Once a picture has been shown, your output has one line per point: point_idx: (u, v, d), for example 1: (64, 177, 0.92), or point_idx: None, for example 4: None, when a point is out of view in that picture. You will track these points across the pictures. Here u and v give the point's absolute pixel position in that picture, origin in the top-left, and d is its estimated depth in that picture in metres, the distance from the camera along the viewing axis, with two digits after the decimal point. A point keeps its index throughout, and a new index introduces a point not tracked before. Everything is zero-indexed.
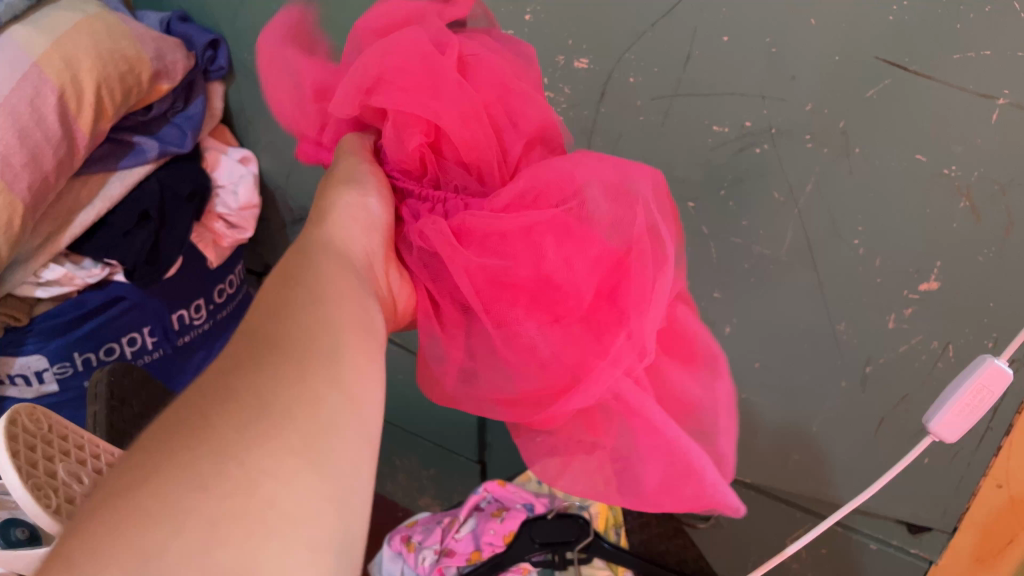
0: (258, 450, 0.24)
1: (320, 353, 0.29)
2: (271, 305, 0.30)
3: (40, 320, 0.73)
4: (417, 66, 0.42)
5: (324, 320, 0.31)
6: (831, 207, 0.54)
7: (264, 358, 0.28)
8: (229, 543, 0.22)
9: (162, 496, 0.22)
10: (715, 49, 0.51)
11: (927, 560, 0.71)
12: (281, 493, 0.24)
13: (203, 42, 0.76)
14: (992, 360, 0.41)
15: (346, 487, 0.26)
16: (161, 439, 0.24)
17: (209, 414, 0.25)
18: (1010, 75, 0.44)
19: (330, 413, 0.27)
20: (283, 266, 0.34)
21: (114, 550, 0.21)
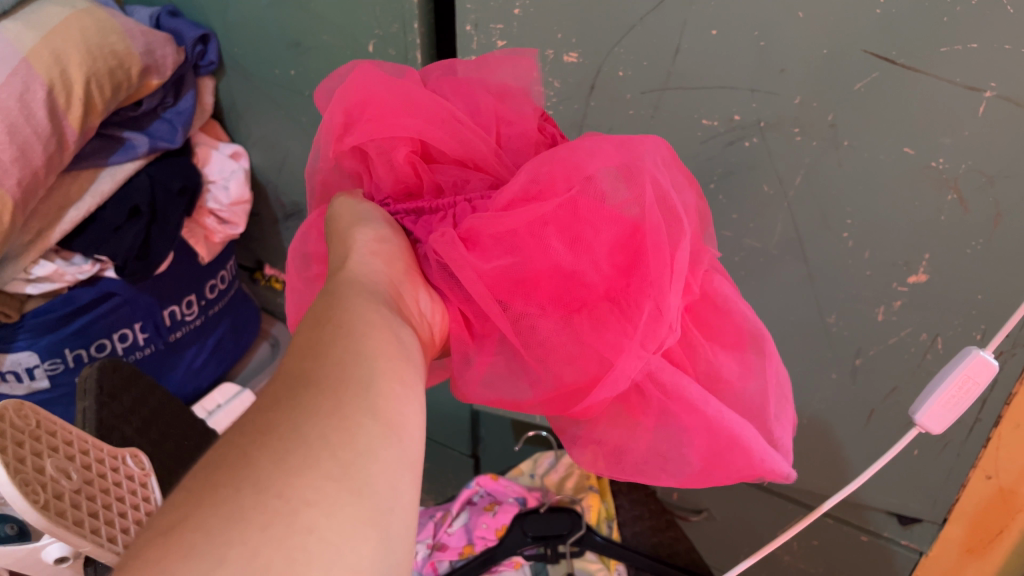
0: (296, 478, 0.23)
1: (352, 382, 0.28)
2: (297, 348, 0.29)
3: (30, 317, 0.73)
4: (379, 90, 0.43)
5: (355, 352, 0.29)
6: (821, 200, 0.55)
7: (295, 392, 0.26)
8: (274, 573, 0.21)
9: (202, 531, 0.21)
10: (705, 42, 0.52)
11: (917, 551, 0.72)
12: (323, 519, 0.23)
13: (193, 37, 0.76)
14: (978, 352, 0.42)
15: (390, 510, 0.25)
16: (198, 486, 0.23)
17: (244, 449, 0.24)
18: (997, 67, 0.44)
19: (369, 438, 0.26)
20: (312, 311, 0.32)
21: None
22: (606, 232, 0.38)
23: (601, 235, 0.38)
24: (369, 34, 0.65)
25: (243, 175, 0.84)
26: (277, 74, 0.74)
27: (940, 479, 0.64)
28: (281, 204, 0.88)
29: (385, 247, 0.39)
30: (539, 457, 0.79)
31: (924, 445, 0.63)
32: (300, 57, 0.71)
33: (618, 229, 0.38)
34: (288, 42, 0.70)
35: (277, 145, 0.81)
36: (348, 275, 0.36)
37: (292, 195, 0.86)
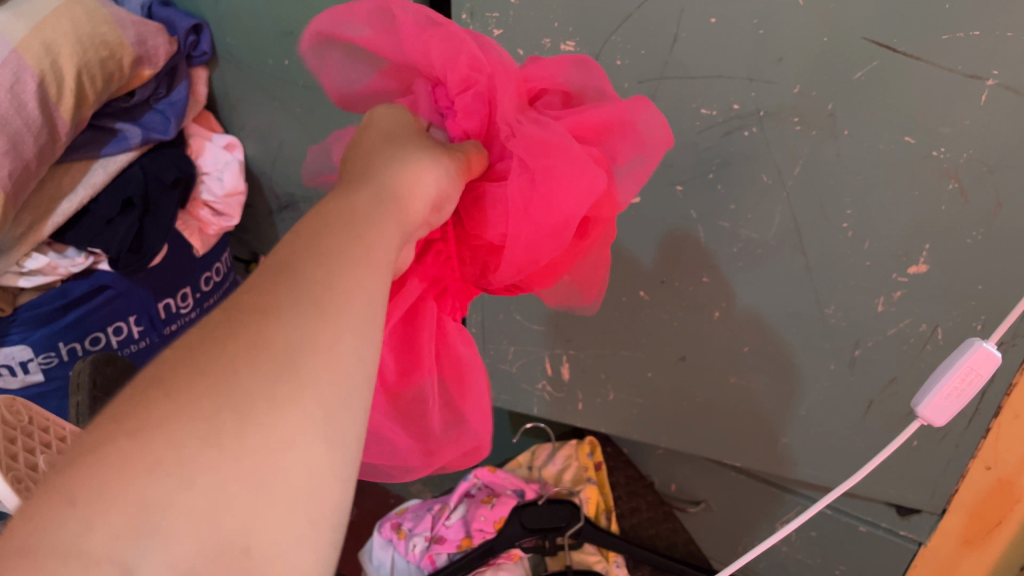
0: (286, 415, 0.25)
1: (360, 323, 0.29)
2: (322, 261, 0.30)
3: (23, 311, 0.73)
4: (550, 216, 0.42)
5: (367, 291, 0.30)
6: (819, 190, 0.54)
7: (304, 318, 0.27)
8: (230, 515, 0.23)
9: (178, 444, 0.23)
10: (703, 31, 0.51)
11: (916, 543, 0.72)
12: (296, 465, 0.24)
13: (186, 27, 0.74)
14: (980, 343, 0.41)
15: (356, 462, 0.27)
16: (188, 380, 0.24)
17: (238, 367, 0.25)
18: (998, 55, 0.44)
19: (355, 384, 0.28)
20: (337, 204, 0.33)
21: (121, 500, 0.21)
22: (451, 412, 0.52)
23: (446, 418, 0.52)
24: None
25: (237, 166, 0.83)
26: (271, 65, 0.73)
27: (938, 470, 0.64)
28: (276, 195, 0.87)
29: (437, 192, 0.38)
30: (537, 450, 0.80)
31: (923, 436, 0.63)
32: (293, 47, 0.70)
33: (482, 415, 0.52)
34: (281, 32, 0.70)
35: (271, 136, 0.81)
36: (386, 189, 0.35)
37: (287, 186, 0.85)
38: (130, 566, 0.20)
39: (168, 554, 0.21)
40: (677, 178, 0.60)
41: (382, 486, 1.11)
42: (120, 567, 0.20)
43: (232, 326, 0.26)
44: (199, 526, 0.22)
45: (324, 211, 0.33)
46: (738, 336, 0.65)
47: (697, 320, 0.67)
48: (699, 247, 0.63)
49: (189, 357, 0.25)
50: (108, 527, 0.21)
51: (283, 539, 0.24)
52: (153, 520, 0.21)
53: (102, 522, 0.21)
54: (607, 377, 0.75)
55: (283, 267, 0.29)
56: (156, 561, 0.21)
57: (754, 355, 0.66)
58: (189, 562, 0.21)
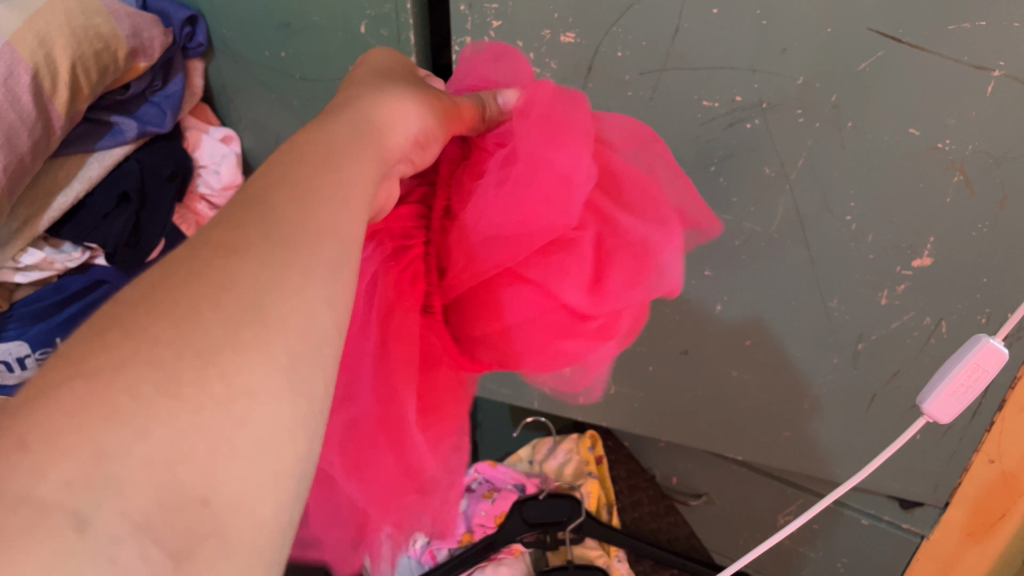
0: (246, 363, 0.26)
1: (326, 264, 0.30)
2: (297, 197, 0.31)
3: (20, 305, 0.75)
4: (523, 195, 0.43)
5: (337, 229, 0.32)
6: (822, 182, 0.53)
7: (273, 259, 0.29)
8: (191, 462, 0.23)
9: (136, 390, 0.23)
10: (704, 22, 0.50)
11: (919, 535, 0.71)
12: (259, 412, 0.25)
13: (181, 18, 0.73)
14: (987, 340, 0.41)
15: (319, 408, 0.28)
16: (149, 324, 0.25)
17: (202, 309, 0.26)
18: (1006, 45, 0.43)
19: (318, 332, 0.29)
20: (315, 141, 0.35)
21: (74, 445, 0.22)
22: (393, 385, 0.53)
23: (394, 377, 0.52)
24: (361, 13, 0.63)
25: (235, 159, 0.82)
26: (267, 57, 0.72)
27: (942, 464, 0.64)
28: None
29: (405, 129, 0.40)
30: (538, 444, 0.79)
31: (927, 430, 0.62)
32: (290, 38, 0.69)
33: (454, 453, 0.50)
34: (278, 23, 0.69)
35: (268, 129, 0.80)
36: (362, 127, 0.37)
37: None
38: (85, 515, 0.21)
39: (123, 506, 0.21)
40: (678, 171, 0.59)
41: None
42: (74, 517, 0.21)
43: (198, 265, 0.27)
44: (155, 474, 0.22)
45: (310, 141, 0.35)
46: (739, 329, 0.65)
47: (699, 314, 0.66)
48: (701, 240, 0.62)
49: (155, 294, 0.26)
50: (60, 479, 0.21)
51: (244, 485, 0.24)
52: (109, 467, 0.22)
53: (58, 468, 0.21)
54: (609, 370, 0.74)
55: (260, 200, 0.30)
56: (110, 510, 0.21)
57: (756, 348, 0.65)
58: (145, 514, 0.22)
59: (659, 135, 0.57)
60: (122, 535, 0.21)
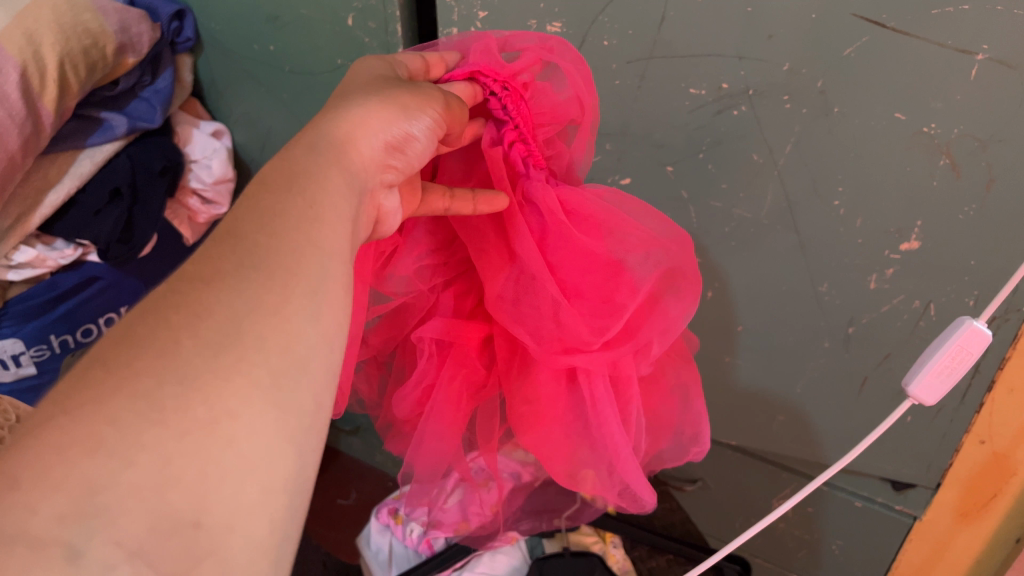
0: (228, 389, 0.28)
1: (305, 285, 0.32)
2: (269, 224, 0.33)
3: (14, 303, 0.74)
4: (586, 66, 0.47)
5: (316, 246, 0.34)
6: (811, 167, 0.54)
7: (245, 283, 0.31)
8: (182, 484, 0.25)
9: (122, 423, 0.25)
10: (689, 9, 0.51)
11: (911, 516, 0.72)
12: (243, 433, 0.27)
13: (168, 13, 0.74)
14: (970, 323, 0.41)
15: (304, 424, 0.30)
16: (131, 356, 0.26)
17: (179, 338, 0.28)
18: (990, 30, 0.43)
19: (303, 347, 0.31)
20: (291, 166, 0.37)
21: (64, 478, 0.23)
22: (675, 442, 0.53)
23: (685, 450, 0.53)
24: (348, 6, 0.63)
25: (225, 153, 0.82)
26: (256, 50, 0.73)
27: (934, 444, 0.64)
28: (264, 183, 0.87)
29: (396, 136, 0.41)
30: None
31: (917, 412, 0.63)
32: (278, 31, 0.69)
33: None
34: (266, 17, 0.69)
35: (259, 122, 0.80)
36: (335, 149, 0.39)
37: None
38: (77, 547, 0.22)
39: (115, 534, 0.23)
40: (668, 159, 0.59)
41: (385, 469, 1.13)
42: (68, 550, 0.22)
43: (176, 300, 0.29)
44: (146, 501, 0.24)
45: (288, 173, 0.36)
46: (731, 316, 0.65)
47: None
48: (691, 227, 0.62)
49: (136, 331, 0.27)
50: (51, 512, 0.23)
51: (234, 503, 0.26)
52: (99, 496, 0.23)
53: (49, 503, 0.23)
54: None
55: (228, 234, 0.32)
56: (104, 539, 0.23)
57: (748, 333, 0.66)
58: (139, 542, 0.23)
59: (649, 123, 0.58)
60: (115, 561, 0.23)
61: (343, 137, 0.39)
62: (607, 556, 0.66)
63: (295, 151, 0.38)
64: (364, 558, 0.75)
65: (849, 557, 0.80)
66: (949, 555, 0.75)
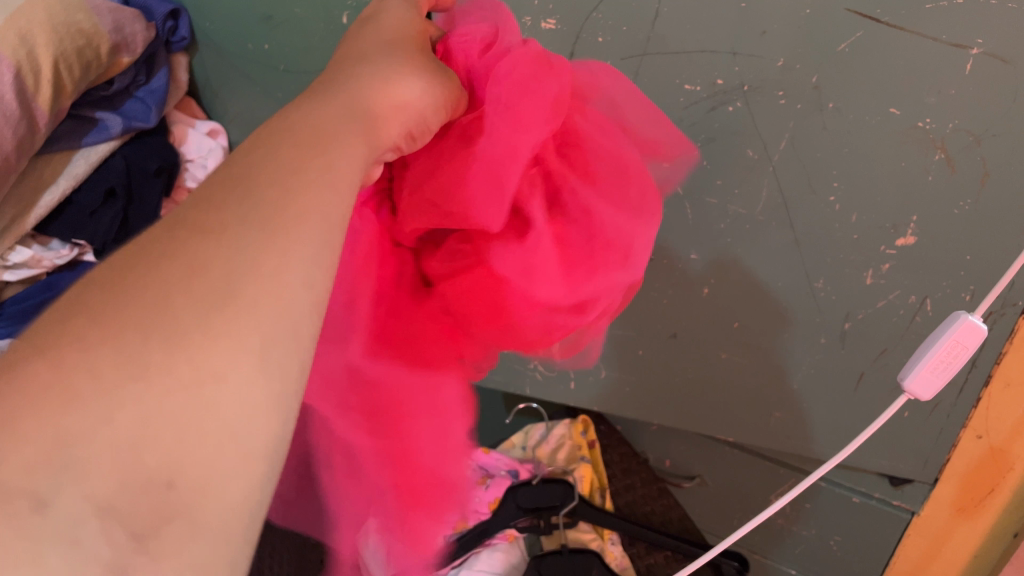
0: (216, 351, 0.26)
1: (305, 245, 0.29)
2: (282, 181, 0.30)
3: (9, 304, 0.73)
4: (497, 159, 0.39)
5: (324, 213, 0.31)
6: (806, 163, 0.54)
7: (245, 239, 0.28)
8: (157, 446, 0.24)
9: (101, 378, 0.24)
10: (683, 5, 0.51)
11: (910, 511, 0.72)
12: (228, 399, 0.26)
13: (163, 13, 0.73)
14: (965, 317, 0.41)
15: (292, 393, 0.28)
16: (117, 305, 0.25)
17: (171, 292, 0.26)
18: (982, 25, 0.44)
19: (297, 316, 0.28)
20: (313, 122, 0.33)
21: (36, 428, 0.23)
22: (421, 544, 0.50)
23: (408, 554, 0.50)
24: (342, 6, 0.63)
25: (221, 153, 0.83)
26: (250, 49, 0.73)
27: (931, 440, 0.64)
28: None
29: (411, 111, 0.37)
30: (531, 429, 0.79)
31: (914, 407, 0.62)
32: (272, 31, 0.69)
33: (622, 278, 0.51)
34: (261, 16, 0.69)
35: (255, 120, 0.80)
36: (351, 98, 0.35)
37: None
38: (45, 497, 0.22)
39: (84, 488, 0.23)
40: None
41: None
42: (35, 501, 0.22)
43: (172, 249, 0.27)
44: (121, 459, 0.24)
45: (300, 124, 0.33)
46: (727, 313, 0.65)
47: (687, 299, 0.66)
48: (686, 224, 0.62)
49: (125, 279, 0.26)
50: (20, 463, 0.22)
51: (211, 468, 0.25)
52: (73, 450, 0.23)
53: (21, 451, 0.22)
54: (598, 356, 0.73)
55: (239, 181, 0.30)
56: (73, 493, 0.23)
57: (744, 330, 0.65)
58: (106, 496, 0.23)
59: None
60: (82, 518, 0.23)
61: (368, 91, 0.36)
62: (605, 553, 0.66)
63: (308, 105, 0.35)
64: None
65: (847, 553, 0.80)
66: (947, 551, 0.75)
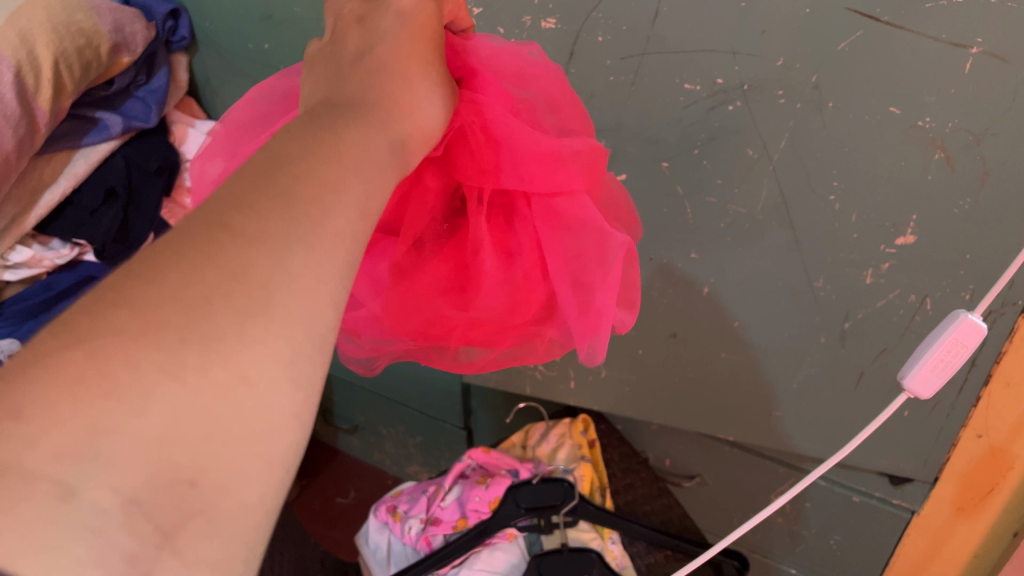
0: (249, 356, 0.25)
1: (338, 266, 0.28)
2: (322, 200, 0.28)
3: (10, 304, 0.73)
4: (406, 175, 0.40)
5: (356, 235, 0.29)
6: (806, 162, 0.54)
7: (289, 254, 0.26)
8: (187, 443, 0.23)
9: (141, 372, 0.22)
10: (682, 6, 0.51)
11: (910, 510, 0.72)
12: (257, 405, 0.25)
13: (163, 12, 0.74)
14: (965, 316, 0.41)
15: (313, 403, 0.27)
16: (155, 303, 0.24)
17: (210, 296, 0.24)
18: (981, 24, 0.43)
19: (324, 324, 0.27)
20: (351, 135, 0.31)
21: (72, 416, 0.21)
22: None
23: None
24: None
25: None
26: (250, 49, 0.73)
27: (931, 439, 0.64)
28: None
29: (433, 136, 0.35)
30: (531, 430, 0.79)
31: (914, 406, 0.62)
32: (272, 30, 0.69)
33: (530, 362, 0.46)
34: (260, 15, 0.69)
35: None
36: (392, 108, 0.33)
37: None
38: (73, 486, 0.21)
39: (112, 479, 0.21)
40: (663, 155, 0.59)
41: (383, 466, 1.14)
42: (62, 488, 0.21)
43: (214, 248, 0.25)
44: (150, 453, 0.22)
45: (341, 146, 0.30)
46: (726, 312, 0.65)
47: (688, 298, 0.66)
48: (686, 223, 0.62)
49: (163, 273, 0.24)
50: (52, 445, 0.21)
51: (240, 469, 0.24)
52: (103, 441, 0.21)
53: (54, 437, 0.21)
54: None
55: (280, 192, 0.27)
56: (102, 484, 0.21)
57: (744, 329, 0.65)
58: (133, 489, 0.21)
59: (643, 119, 0.58)
60: (109, 507, 0.21)
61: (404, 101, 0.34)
62: (606, 553, 0.65)
63: (348, 120, 0.32)
64: (362, 558, 0.75)
65: (847, 552, 0.80)
66: (948, 549, 0.75)
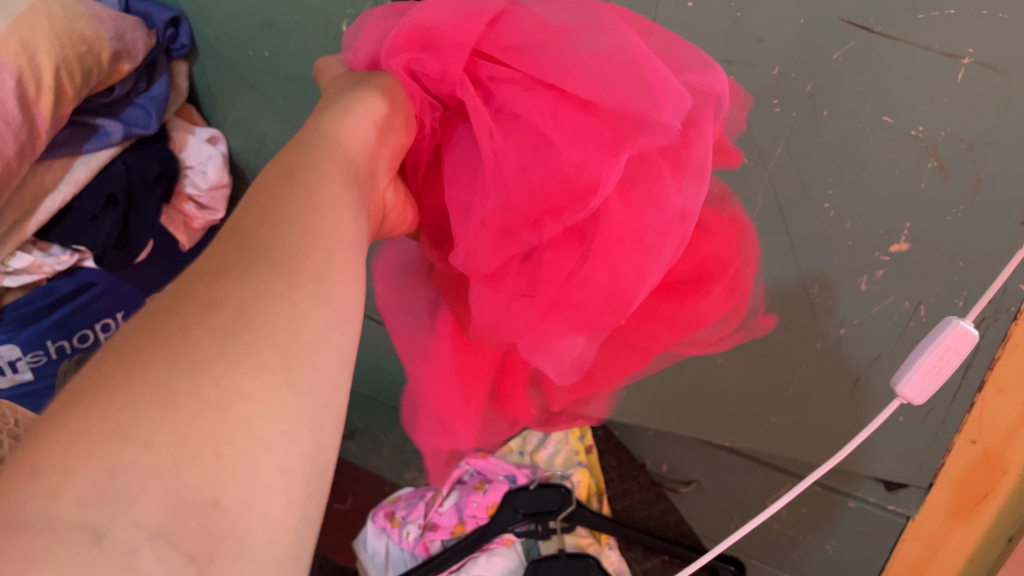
0: (239, 371, 0.25)
1: (303, 265, 0.29)
2: (268, 218, 0.30)
3: (10, 309, 0.76)
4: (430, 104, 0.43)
5: (317, 231, 0.30)
6: (801, 170, 0.54)
7: (253, 272, 0.28)
8: (199, 467, 0.22)
9: (137, 408, 0.22)
10: (681, 16, 0.51)
11: (904, 516, 0.73)
12: (258, 416, 0.24)
13: (164, 20, 0.74)
14: (957, 322, 0.42)
15: (320, 406, 0.26)
16: (139, 344, 0.24)
17: (190, 327, 0.25)
18: (974, 33, 0.44)
19: (310, 329, 0.27)
20: (289, 163, 0.34)
21: (85, 465, 0.21)
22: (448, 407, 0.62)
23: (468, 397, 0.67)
24: (344, 13, 0.64)
25: (221, 159, 0.82)
26: (250, 56, 0.73)
27: (925, 445, 0.64)
28: None
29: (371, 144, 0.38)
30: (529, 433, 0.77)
31: (908, 412, 0.63)
32: (272, 37, 0.70)
33: (669, 220, 0.43)
34: (260, 22, 0.70)
35: (254, 126, 0.80)
36: (340, 144, 0.36)
37: None
38: (101, 529, 0.20)
39: (134, 515, 0.21)
40: None
41: (380, 472, 1.14)
42: (93, 532, 0.20)
43: (185, 296, 0.26)
44: (163, 481, 0.22)
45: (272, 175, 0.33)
46: None
47: None
48: None
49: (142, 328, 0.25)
50: (74, 494, 0.21)
51: (254, 485, 0.23)
52: (119, 480, 0.21)
53: (73, 487, 0.21)
54: None
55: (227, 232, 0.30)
56: (126, 520, 0.21)
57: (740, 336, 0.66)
58: (157, 521, 0.21)
59: None
60: (137, 543, 0.20)
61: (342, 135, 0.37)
62: (603, 557, 0.65)
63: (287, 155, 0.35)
64: (360, 560, 0.76)
65: (843, 557, 0.81)
66: (944, 555, 0.75)
